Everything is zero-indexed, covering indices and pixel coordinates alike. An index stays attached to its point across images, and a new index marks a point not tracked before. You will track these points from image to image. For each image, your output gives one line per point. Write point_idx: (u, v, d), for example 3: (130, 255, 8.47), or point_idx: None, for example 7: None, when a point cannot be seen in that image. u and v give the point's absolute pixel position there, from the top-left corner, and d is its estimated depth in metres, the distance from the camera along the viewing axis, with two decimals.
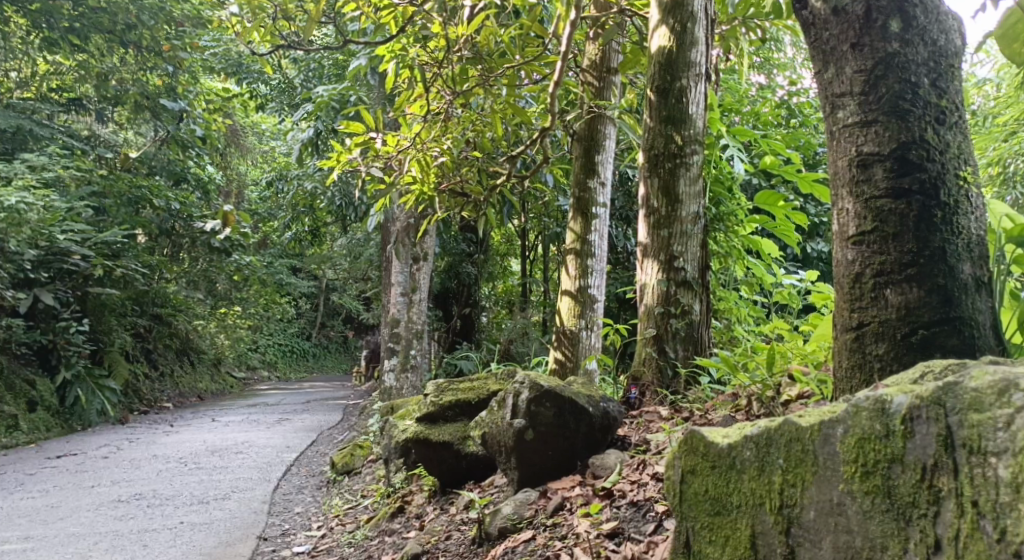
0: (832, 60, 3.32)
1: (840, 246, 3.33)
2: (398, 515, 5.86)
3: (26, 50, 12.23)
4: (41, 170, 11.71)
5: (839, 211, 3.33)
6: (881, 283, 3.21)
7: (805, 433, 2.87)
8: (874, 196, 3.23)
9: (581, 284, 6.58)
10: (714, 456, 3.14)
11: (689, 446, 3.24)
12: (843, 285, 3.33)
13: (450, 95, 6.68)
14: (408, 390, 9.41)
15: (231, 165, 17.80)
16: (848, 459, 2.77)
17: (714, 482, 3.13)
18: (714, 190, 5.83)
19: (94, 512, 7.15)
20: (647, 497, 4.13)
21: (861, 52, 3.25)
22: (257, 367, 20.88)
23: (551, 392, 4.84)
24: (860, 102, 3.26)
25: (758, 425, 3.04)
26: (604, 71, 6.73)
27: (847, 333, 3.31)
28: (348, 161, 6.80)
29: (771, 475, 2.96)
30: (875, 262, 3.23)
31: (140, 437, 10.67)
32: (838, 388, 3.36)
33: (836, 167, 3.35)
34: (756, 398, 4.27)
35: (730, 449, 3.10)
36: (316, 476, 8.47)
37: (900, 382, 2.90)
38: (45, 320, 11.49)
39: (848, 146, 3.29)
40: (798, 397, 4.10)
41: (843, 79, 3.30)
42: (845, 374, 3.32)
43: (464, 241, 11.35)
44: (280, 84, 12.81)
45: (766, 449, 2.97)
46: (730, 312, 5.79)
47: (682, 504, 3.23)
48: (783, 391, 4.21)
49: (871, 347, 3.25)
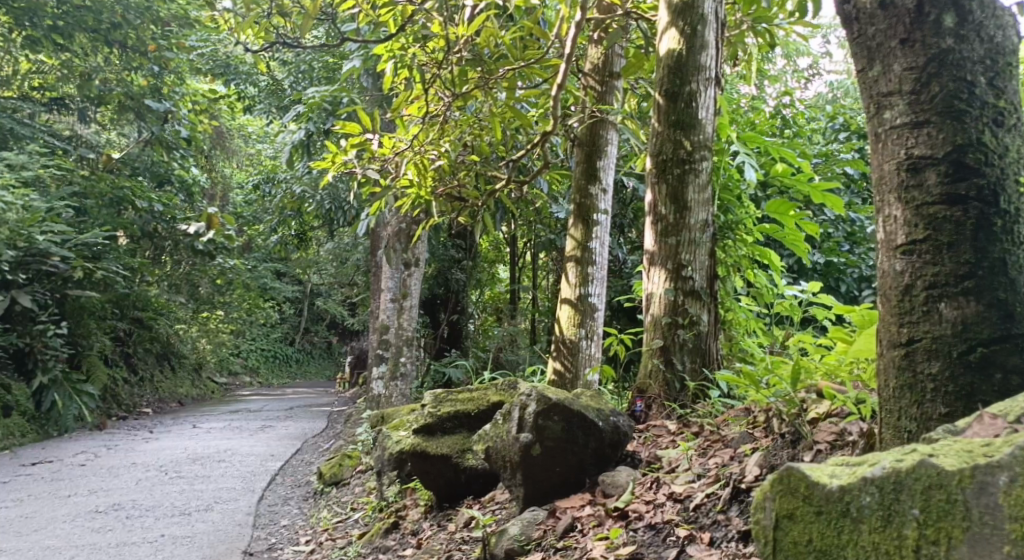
0: (879, 57, 3.18)
1: (885, 257, 3.20)
2: (392, 532, 5.65)
3: (9, 49, 11.87)
4: (21, 168, 11.41)
5: (885, 218, 3.19)
6: (934, 297, 3.07)
7: (953, 479, 2.45)
8: (926, 202, 3.09)
9: (581, 293, 6.39)
10: (819, 500, 2.68)
11: (786, 485, 2.74)
12: (887, 298, 3.19)
13: (449, 97, 6.47)
14: (397, 398, 9.19)
15: (217, 168, 17.53)
16: (1017, 515, 2.35)
17: (820, 531, 2.66)
18: (723, 197, 5.66)
19: (70, 524, 6.89)
20: (666, 520, 3.97)
21: (911, 49, 3.11)
22: (239, 372, 20.59)
23: (560, 405, 4.69)
24: (910, 102, 3.12)
25: (880, 465, 2.60)
26: (607, 75, 6.58)
27: (896, 349, 3.16)
28: (344, 164, 6.62)
29: (902, 528, 2.52)
30: (927, 274, 3.08)
31: (119, 444, 10.41)
32: (884, 407, 3.21)
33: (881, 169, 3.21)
34: (780, 416, 4.09)
35: (841, 492, 2.64)
36: (303, 487, 8.24)
37: (1008, 410, 2.83)
38: (21, 323, 11.28)
39: (896, 149, 3.15)
40: (827, 416, 3.94)
41: (891, 77, 3.16)
42: (894, 393, 3.16)
43: (453, 247, 11.15)
44: (268, 85, 12.58)
45: (896, 495, 2.54)
46: (739, 324, 5.62)
47: (775, 555, 2.75)
48: (809, 408, 4.04)
49: (919, 365, 3.10)
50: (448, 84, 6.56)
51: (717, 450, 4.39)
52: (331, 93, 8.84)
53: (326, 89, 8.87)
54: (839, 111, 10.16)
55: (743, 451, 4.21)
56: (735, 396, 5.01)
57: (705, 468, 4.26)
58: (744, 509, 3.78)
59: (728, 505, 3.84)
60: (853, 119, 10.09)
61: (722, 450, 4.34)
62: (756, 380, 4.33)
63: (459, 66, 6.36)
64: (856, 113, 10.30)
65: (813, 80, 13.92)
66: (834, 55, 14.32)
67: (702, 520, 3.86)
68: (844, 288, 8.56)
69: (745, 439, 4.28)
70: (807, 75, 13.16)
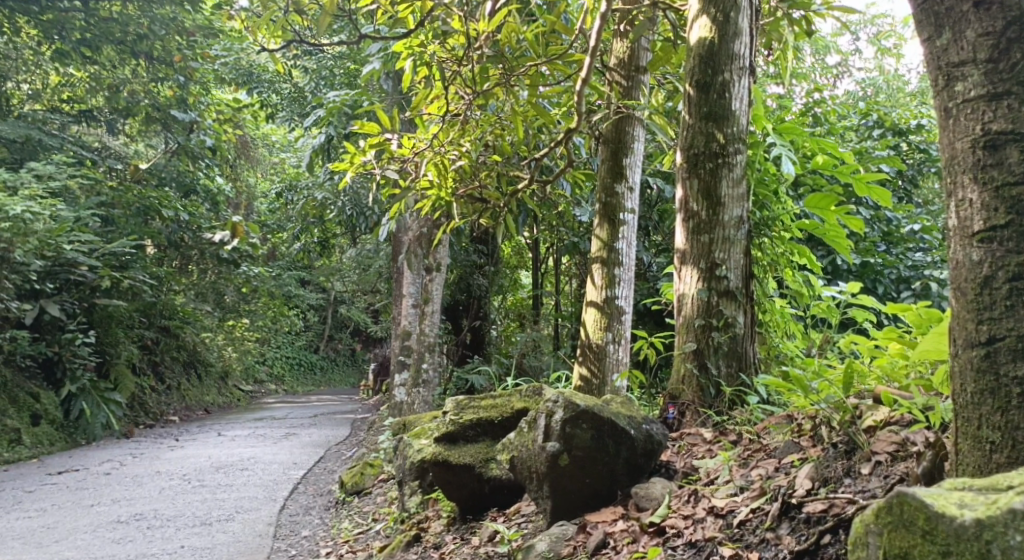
0: (948, 23, 3.02)
1: (958, 244, 3.04)
2: (414, 544, 5.40)
3: (39, 61, 11.74)
4: (49, 179, 11.29)
5: (959, 202, 3.03)
6: (1017, 290, 2.92)
7: None
8: (1007, 182, 2.94)
9: (607, 295, 6.13)
10: (945, 536, 2.62)
11: (902, 519, 2.70)
12: (961, 291, 3.03)
13: (470, 95, 6.23)
14: (419, 406, 8.97)
15: (241, 176, 17.39)
16: None
17: None
18: (758, 192, 5.38)
19: (92, 535, 6.72)
20: (708, 537, 3.74)
21: (987, 12, 2.97)
22: (264, 381, 20.46)
23: (588, 412, 4.45)
24: (986, 71, 2.97)
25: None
26: (633, 70, 6.31)
27: (974, 350, 2.99)
28: (362, 165, 6.39)
29: None
30: (1009, 264, 2.94)
31: (144, 452, 10.28)
32: (961, 414, 3.03)
33: (947, 144, 3.07)
34: (832, 422, 3.91)
35: (978, 527, 2.58)
36: (325, 496, 8.03)
37: None
38: (50, 332, 11.12)
39: (971, 125, 2.99)
40: (885, 423, 3.78)
41: (963, 45, 3.00)
42: (973, 399, 2.99)
43: (475, 252, 10.92)
44: (292, 92, 12.37)
45: None
46: (777, 327, 5.33)
47: None
48: (864, 415, 3.87)
49: (1001, 365, 2.95)
50: (469, 82, 6.31)
51: (760, 460, 4.15)
52: (352, 96, 8.63)
53: (348, 93, 8.66)
54: (873, 108, 9.87)
55: (790, 462, 3.98)
56: (776, 402, 4.75)
57: (748, 480, 4.02)
58: (794, 526, 3.58)
59: (778, 522, 3.62)
60: (887, 116, 9.80)
61: (765, 461, 4.11)
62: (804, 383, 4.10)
63: (479, 62, 6.06)
64: (890, 110, 9.99)
65: (842, 79, 13.60)
66: (863, 52, 13.98)
67: (748, 539, 3.64)
68: (882, 289, 8.27)
69: (790, 449, 4.06)
70: (836, 74, 12.85)
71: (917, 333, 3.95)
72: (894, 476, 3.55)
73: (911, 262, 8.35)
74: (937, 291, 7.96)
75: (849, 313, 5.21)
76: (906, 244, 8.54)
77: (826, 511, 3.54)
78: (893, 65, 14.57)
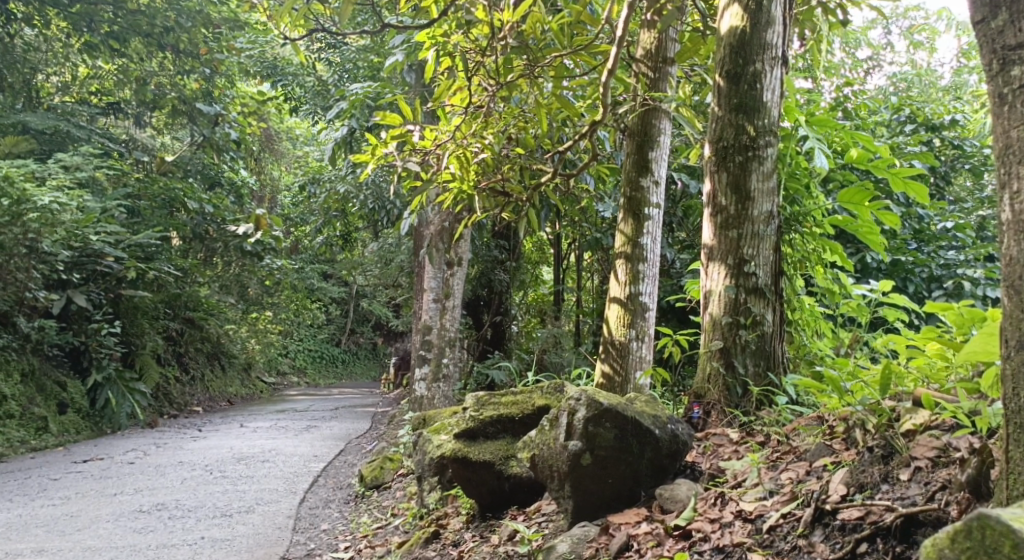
0: (1006, 4, 2.92)
1: (1011, 240, 2.93)
2: (433, 541, 5.31)
3: (68, 54, 12.10)
4: (76, 170, 11.28)
5: (1015, 193, 2.91)
6: None
7: None
8: None
9: (631, 291, 6.00)
10: None
11: (985, 545, 2.71)
12: (1016, 290, 2.92)
13: (493, 87, 6.10)
14: (440, 400, 8.89)
15: (265, 169, 17.34)
16: None
17: None
18: (789, 187, 5.24)
19: (113, 524, 6.69)
20: (736, 542, 3.68)
21: None
22: (286, 373, 20.46)
23: (611, 411, 4.34)
24: None
25: None
26: (661, 61, 6.15)
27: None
28: (383, 156, 6.28)
29: None
30: None
31: (167, 442, 10.26)
32: (1012, 420, 2.94)
33: (999, 131, 2.97)
34: (868, 425, 3.81)
35: None
36: (344, 489, 7.97)
37: None
38: (77, 322, 11.09)
39: None
40: (926, 427, 3.68)
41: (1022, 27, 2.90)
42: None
43: (497, 247, 10.82)
44: (315, 85, 12.05)
45: None
46: (807, 325, 5.20)
47: None
48: (903, 418, 3.77)
49: None
50: (492, 74, 6.16)
51: (789, 463, 4.05)
52: (376, 88, 8.53)
53: (372, 85, 8.55)
54: (904, 103, 9.68)
55: (822, 466, 3.89)
56: (805, 403, 4.63)
57: (777, 483, 3.94)
58: (828, 533, 3.52)
59: (811, 529, 3.56)
60: (920, 111, 9.60)
61: (795, 464, 4.01)
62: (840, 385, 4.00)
63: (503, 54, 5.94)
64: (922, 105, 9.80)
65: (874, 73, 13.35)
66: (894, 46, 13.75)
67: (779, 545, 3.59)
68: (913, 288, 8.12)
69: (822, 452, 3.96)
70: (866, 68, 12.64)
71: (958, 332, 3.82)
72: (935, 483, 3.47)
73: (943, 261, 8.17)
74: (969, 290, 7.79)
75: (881, 312, 5.09)
76: (939, 241, 8.37)
77: (861, 519, 3.47)
78: (925, 59, 14.31)
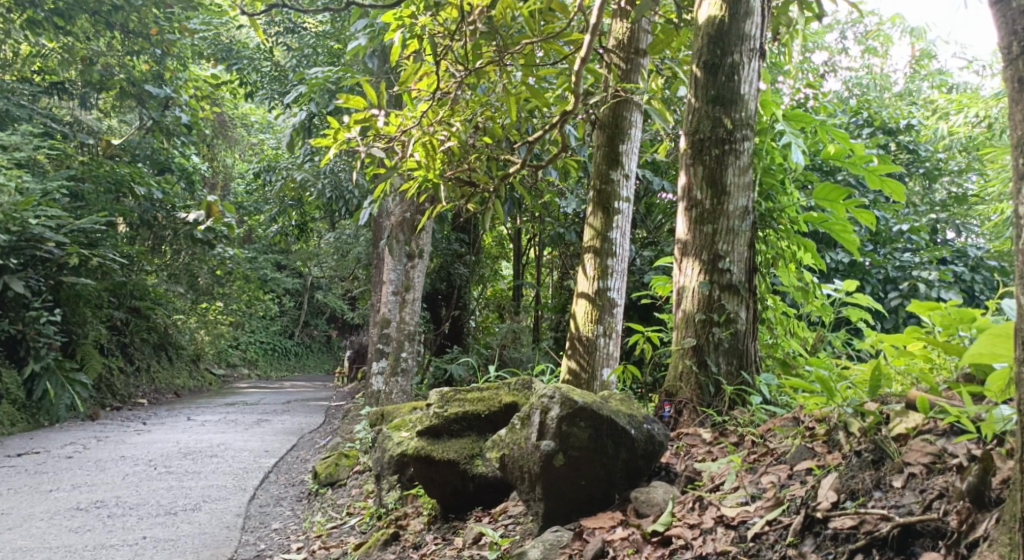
0: None
1: None
2: (391, 544, 5.13)
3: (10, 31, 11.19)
4: (14, 150, 10.91)
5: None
6: None
7: None
8: None
9: (599, 286, 5.81)
10: None
11: None
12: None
13: (462, 73, 5.89)
14: (397, 395, 8.65)
15: (218, 157, 16.90)
16: None
17: None
18: (765, 182, 5.13)
19: (48, 522, 6.40)
20: (720, 551, 3.63)
21: None
22: (236, 365, 19.99)
23: (586, 410, 4.26)
24: None
25: None
26: (633, 52, 5.97)
27: None
28: (346, 141, 6.06)
29: None
30: None
31: (108, 436, 9.92)
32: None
33: (1018, 117, 2.90)
34: (859, 430, 3.77)
35: None
36: (297, 486, 7.74)
37: None
38: (14, 310, 10.72)
39: None
40: (917, 431, 3.63)
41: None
42: None
43: (456, 241, 10.62)
44: (272, 71, 11.80)
45: None
46: (779, 324, 5.10)
47: None
48: (893, 422, 3.72)
49: None
50: (461, 60, 5.99)
51: (769, 465, 4.00)
52: (335, 73, 8.25)
53: (331, 70, 8.28)
54: (862, 106, 9.65)
55: (805, 469, 3.84)
56: (778, 403, 4.56)
57: (760, 488, 3.88)
58: (819, 542, 3.46)
59: (800, 539, 3.51)
60: (877, 114, 9.52)
61: (775, 467, 3.96)
62: (831, 387, 3.94)
63: (472, 39, 5.75)
64: (880, 109, 9.77)
65: (831, 76, 13.37)
66: (850, 51, 13.74)
67: (766, 554, 3.53)
68: (869, 289, 8.10)
69: (804, 454, 3.92)
70: (824, 71, 12.59)
71: (945, 333, 3.86)
72: (932, 490, 3.42)
73: (899, 263, 8.16)
74: (924, 292, 7.76)
75: (845, 313, 5.04)
76: (894, 244, 8.41)
77: (855, 528, 3.42)
78: (878, 66, 14.37)
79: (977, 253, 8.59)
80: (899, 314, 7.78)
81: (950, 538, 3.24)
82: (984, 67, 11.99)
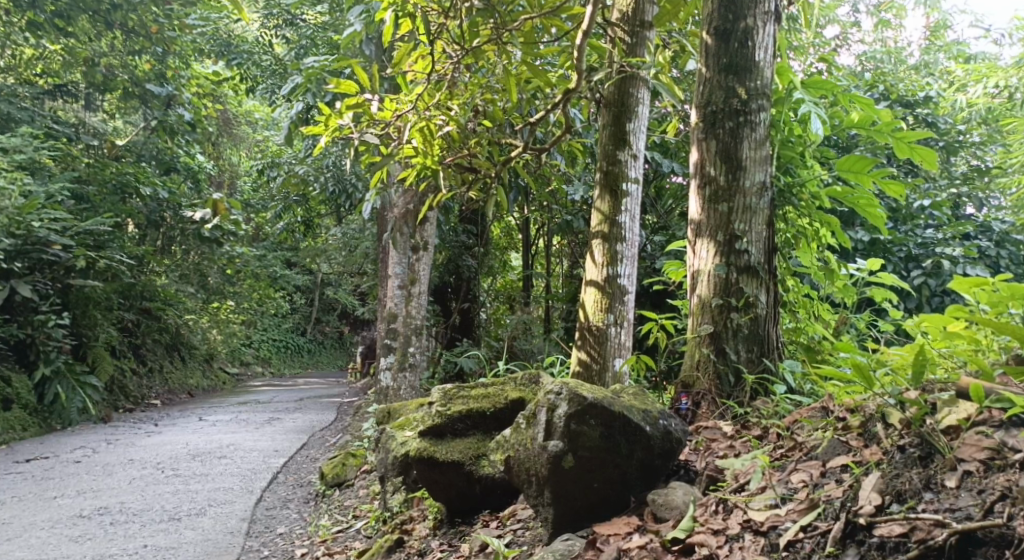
0: None
1: None
2: (396, 551, 4.86)
3: (12, 33, 11.04)
4: (15, 152, 10.66)
5: None
6: None
7: None
8: None
9: (609, 273, 5.49)
10: None
11: None
12: None
13: (459, 54, 5.58)
14: (406, 391, 8.35)
15: (223, 155, 16.66)
16: None
17: None
18: (783, 155, 4.84)
19: (48, 531, 6.16)
20: None
21: None
22: (250, 364, 19.77)
23: (596, 406, 3.98)
24: None
25: None
26: (638, 24, 5.58)
27: None
28: (340, 128, 5.76)
29: None
30: None
31: (120, 438, 9.69)
32: None
33: None
34: (906, 425, 3.52)
35: None
36: (304, 487, 7.48)
37: None
38: (23, 313, 10.45)
39: None
40: (972, 424, 3.39)
41: None
42: None
43: (464, 232, 10.31)
44: (272, 64, 11.43)
45: None
46: (802, 307, 4.80)
47: None
48: (941, 412, 3.47)
49: None
50: (457, 39, 5.66)
51: (798, 462, 3.73)
52: (331, 61, 7.94)
53: (327, 59, 7.96)
54: (877, 79, 9.29)
55: (840, 467, 3.58)
56: (803, 391, 4.29)
57: (789, 488, 3.62)
58: (864, 552, 3.24)
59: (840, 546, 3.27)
60: (893, 87, 9.18)
61: (805, 464, 3.69)
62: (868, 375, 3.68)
63: (469, 16, 5.44)
64: (895, 82, 9.42)
65: (845, 49, 12.99)
66: (862, 25, 13.37)
67: None
68: (891, 267, 7.77)
69: (836, 450, 3.66)
70: (836, 46, 12.21)
71: (991, 311, 3.60)
72: (993, 491, 3.19)
73: (921, 240, 7.82)
74: (948, 270, 7.41)
75: (868, 293, 4.72)
76: (915, 220, 8.03)
77: (906, 536, 3.20)
78: (891, 40, 13.99)
79: (1002, 227, 8.24)
80: (922, 293, 7.44)
81: (1018, 547, 3.03)
82: (1002, 36, 11.61)
